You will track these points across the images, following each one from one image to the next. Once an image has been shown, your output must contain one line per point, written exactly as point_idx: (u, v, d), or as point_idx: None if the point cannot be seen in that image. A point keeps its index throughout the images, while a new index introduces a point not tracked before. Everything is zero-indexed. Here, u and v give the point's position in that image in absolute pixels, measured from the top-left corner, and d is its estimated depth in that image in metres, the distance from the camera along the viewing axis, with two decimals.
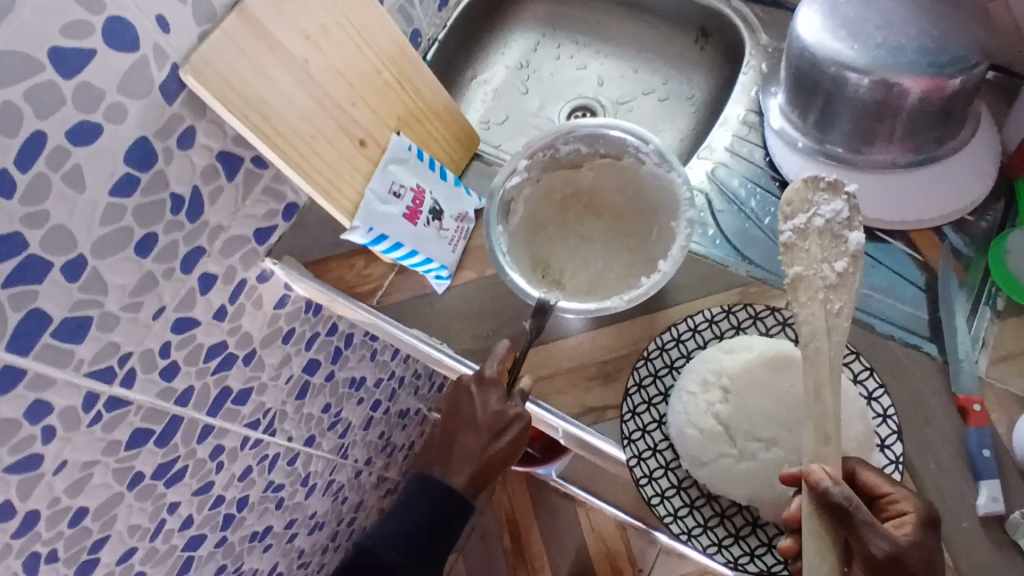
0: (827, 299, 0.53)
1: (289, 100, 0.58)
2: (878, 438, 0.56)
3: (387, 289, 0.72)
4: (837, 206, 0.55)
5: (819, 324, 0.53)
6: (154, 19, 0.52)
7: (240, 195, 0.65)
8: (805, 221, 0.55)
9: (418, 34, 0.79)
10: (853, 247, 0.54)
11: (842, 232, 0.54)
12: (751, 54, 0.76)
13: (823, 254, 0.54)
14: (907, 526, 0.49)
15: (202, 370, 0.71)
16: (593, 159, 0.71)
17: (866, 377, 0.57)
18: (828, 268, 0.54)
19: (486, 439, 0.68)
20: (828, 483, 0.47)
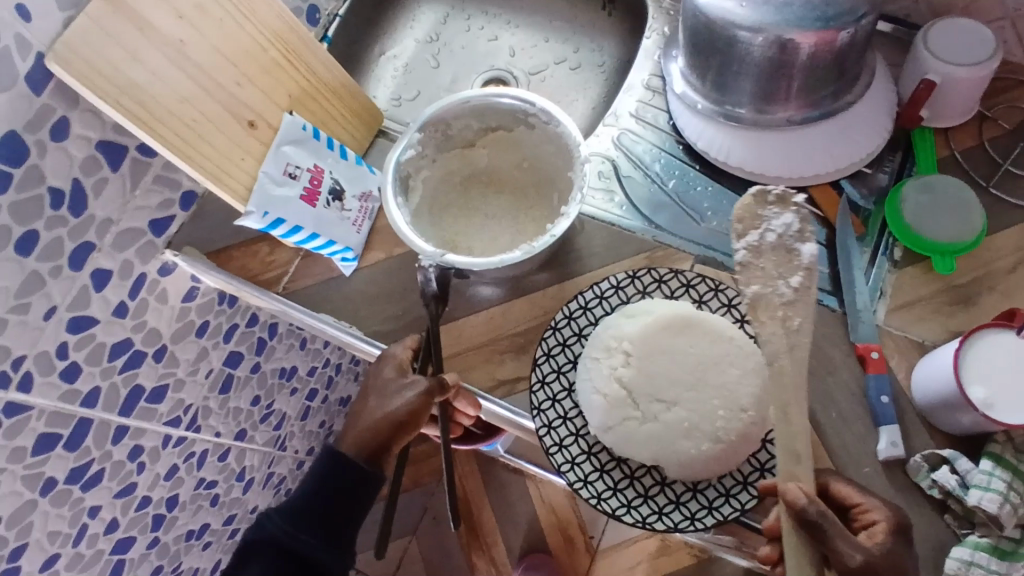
0: (786, 316, 0.55)
1: (167, 84, 0.56)
2: None
3: (292, 276, 0.71)
4: (787, 219, 0.57)
5: (780, 342, 0.54)
6: (12, 9, 0.50)
7: (129, 185, 0.63)
8: (757, 238, 0.57)
9: (315, 10, 0.77)
10: (806, 260, 0.56)
11: (794, 244, 0.57)
12: (654, 18, 0.76)
13: (778, 270, 0.56)
14: (879, 535, 0.50)
15: (108, 370, 0.68)
16: (485, 136, 0.73)
17: None
18: (784, 285, 0.56)
19: (391, 409, 0.62)
20: (804, 501, 0.48)
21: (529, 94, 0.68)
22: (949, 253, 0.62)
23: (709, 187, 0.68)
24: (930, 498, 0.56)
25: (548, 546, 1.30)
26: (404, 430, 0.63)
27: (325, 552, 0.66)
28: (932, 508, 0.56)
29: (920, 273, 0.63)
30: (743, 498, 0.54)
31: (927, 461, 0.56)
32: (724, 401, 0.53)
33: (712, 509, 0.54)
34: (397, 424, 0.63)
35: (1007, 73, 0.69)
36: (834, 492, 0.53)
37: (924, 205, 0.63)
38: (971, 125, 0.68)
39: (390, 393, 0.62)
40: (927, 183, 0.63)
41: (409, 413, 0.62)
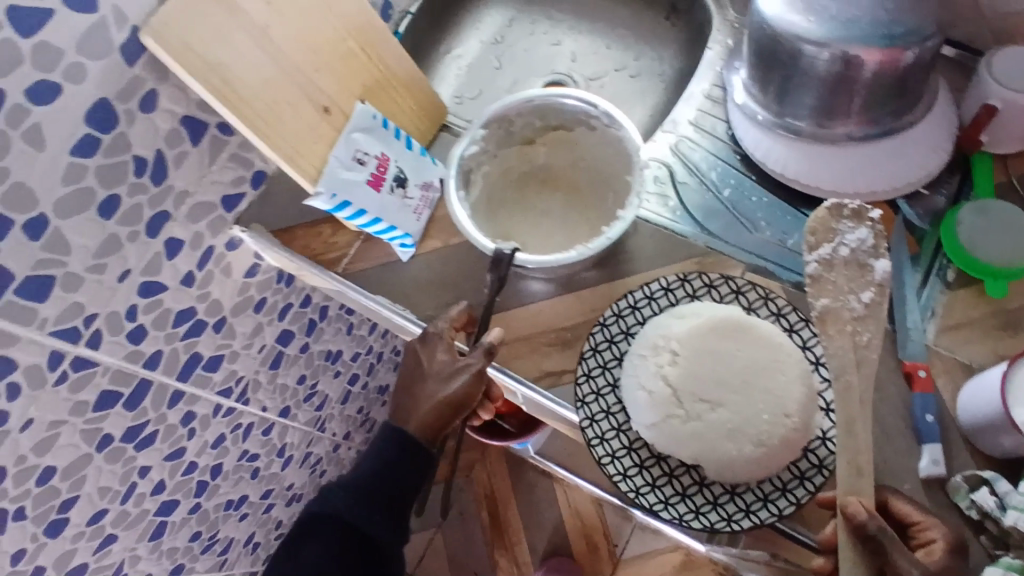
0: (855, 332, 0.57)
1: (251, 65, 0.59)
2: (822, 402, 0.58)
3: (352, 257, 0.74)
4: (862, 234, 0.58)
5: (847, 357, 0.56)
6: None
7: (206, 161, 0.66)
8: (831, 252, 0.58)
9: (388, 6, 0.80)
10: (878, 276, 0.57)
11: (867, 260, 0.58)
12: (718, 29, 0.77)
13: (849, 285, 0.58)
14: (936, 554, 0.51)
15: (171, 335, 0.72)
16: (546, 134, 0.75)
17: (814, 344, 0.59)
18: (855, 299, 0.57)
19: (445, 392, 0.67)
20: (863, 515, 0.51)
21: (594, 96, 0.69)
22: (1003, 276, 0.61)
23: (765, 198, 0.69)
24: (968, 519, 0.55)
25: (571, 550, 1.31)
26: (458, 410, 0.68)
27: (383, 527, 0.75)
28: (969, 529, 0.55)
29: (972, 296, 0.63)
30: (780, 504, 0.55)
31: (967, 482, 0.56)
32: (770, 407, 0.54)
33: (749, 512, 0.55)
34: (453, 404, 0.67)
35: None
36: (893, 509, 0.55)
37: (978, 227, 0.63)
38: None
39: (443, 378, 0.66)
40: (983, 207, 0.63)
41: (462, 397, 0.66)
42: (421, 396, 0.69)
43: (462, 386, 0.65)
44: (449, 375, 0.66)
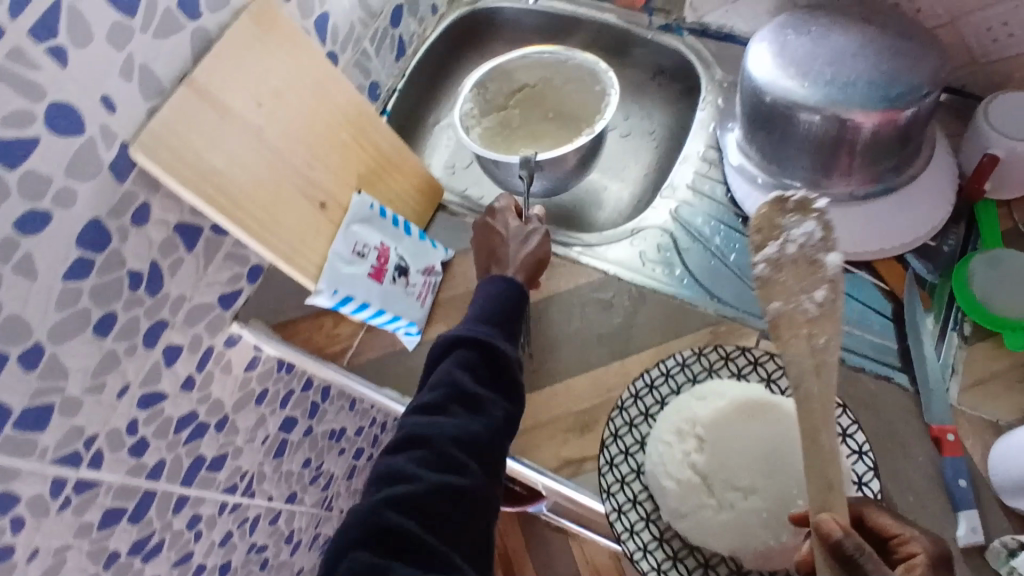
0: (812, 334, 0.49)
1: (244, 168, 0.57)
2: (855, 476, 0.56)
3: (356, 349, 0.72)
4: (808, 228, 0.52)
5: (806, 363, 0.49)
6: (99, 100, 0.51)
7: (202, 264, 0.65)
8: (777, 252, 0.52)
9: (376, 85, 0.80)
10: (831, 271, 0.50)
11: (817, 255, 0.51)
12: (706, 90, 0.78)
13: (800, 285, 0.51)
14: (918, 569, 0.46)
15: (173, 442, 0.69)
16: (516, 97, 0.86)
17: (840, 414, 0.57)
18: (807, 300, 0.50)
19: (522, 261, 0.65)
20: (839, 534, 0.44)
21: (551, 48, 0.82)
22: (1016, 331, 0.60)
23: None
24: None
25: None
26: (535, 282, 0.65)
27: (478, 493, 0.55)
28: None
29: (991, 350, 0.62)
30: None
31: (1007, 546, 0.53)
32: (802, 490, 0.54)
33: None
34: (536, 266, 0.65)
35: None
36: (871, 523, 0.50)
37: (987, 280, 0.62)
38: None
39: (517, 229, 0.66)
40: (992, 259, 0.63)
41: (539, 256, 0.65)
42: (504, 261, 0.65)
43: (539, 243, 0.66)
44: (522, 238, 0.66)
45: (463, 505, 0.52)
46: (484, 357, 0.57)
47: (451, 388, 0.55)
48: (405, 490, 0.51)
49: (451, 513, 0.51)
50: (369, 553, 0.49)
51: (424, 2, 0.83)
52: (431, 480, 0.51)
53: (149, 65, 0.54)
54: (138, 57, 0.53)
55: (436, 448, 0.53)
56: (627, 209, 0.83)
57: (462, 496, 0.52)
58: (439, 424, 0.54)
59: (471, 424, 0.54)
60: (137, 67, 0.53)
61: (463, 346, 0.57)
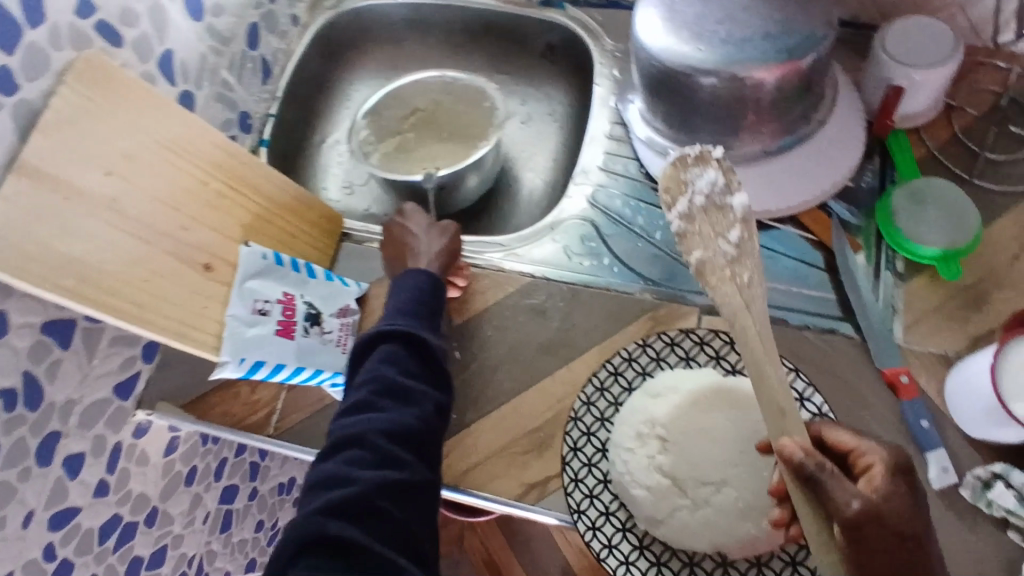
0: (736, 275, 0.47)
1: (109, 249, 0.50)
2: None
3: (282, 412, 0.66)
4: (711, 176, 0.48)
5: (735, 301, 0.47)
6: None
7: (85, 358, 0.57)
8: (687, 204, 0.49)
9: (247, 115, 0.72)
10: (741, 211, 0.47)
11: (724, 200, 0.48)
12: (600, 63, 0.74)
13: (715, 231, 0.48)
14: (877, 480, 0.44)
15: (101, 554, 0.62)
16: (409, 121, 0.81)
17: (794, 380, 0.56)
18: (724, 243, 0.47)
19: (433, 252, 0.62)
20: (801, 455, 0.42)
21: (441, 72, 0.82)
22: (950, 262, 0.60)
23: None
24: (991, 518, 0.53)
25: None
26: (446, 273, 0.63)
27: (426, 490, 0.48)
28: (995, 527, 0.53)
29: (926, 282, 0.61)
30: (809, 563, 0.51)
31: (980, 479, 0.54)
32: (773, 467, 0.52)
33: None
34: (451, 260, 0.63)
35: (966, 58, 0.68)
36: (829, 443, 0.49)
37: (914, 215, 0.61)
38: (941, 119, 0.67)
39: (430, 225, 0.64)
40: (915, 192, 0.62)
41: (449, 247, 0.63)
42: (418, 256, 0.62)
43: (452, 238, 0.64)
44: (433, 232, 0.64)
45: (408, 506, 0.45)
46: (412, 350, 0.53)
47: (380, 383, 0.50)
48: (340, 493, 0.44)
49: (397, 515, 0.44)
50: (311, 566, 0.41)
51: (282, 15, 0.76)
52: (369, 478, 0.45)
53: None
54: None
55: (370, 446, 0.47)
56: (543, 199, 0.79)
57: (405, 497, 0.46)
58: (368, 420, 0.48)
59: (405, 417, 0.49)
60: None
61: (388, 340, 0.53)
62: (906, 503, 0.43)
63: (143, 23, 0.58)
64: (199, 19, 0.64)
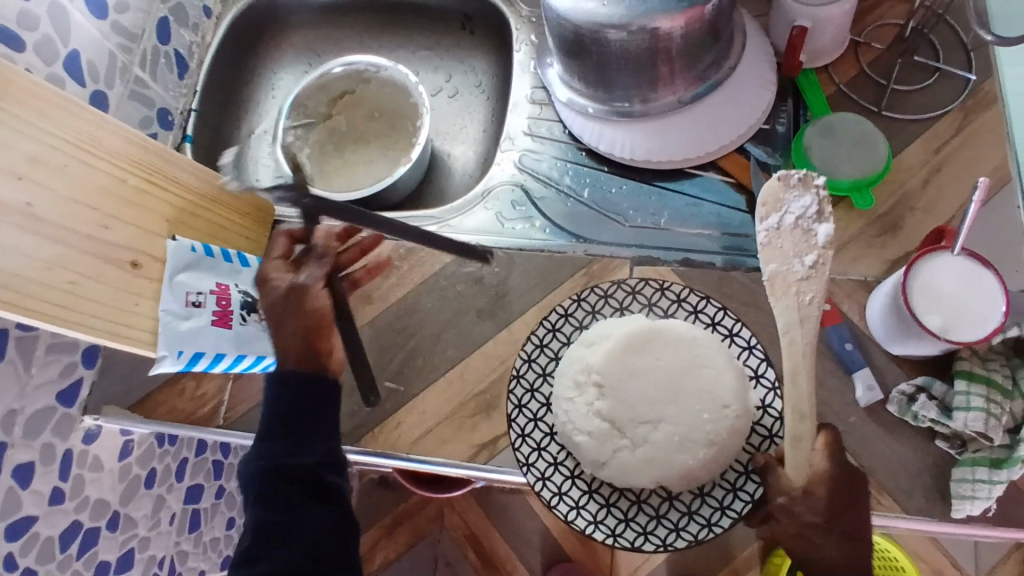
0: (801, 291, 0.51)
1: (27, 255, 0.49)
2: (751, 371, 0.55)
3: (229, 402, 0.67)
4: (806, 202, 0.52)
5: (791, 315, 0.52)
6: None
7: (21, 367, 0.57)
8: (778, 221, 0.52)
9: (166, 112, 0.72)
10: (822, 241, 0.51)
11: (812, 227, 0.52)
12: (518, 29, 0.75)
13: (795, 250, 0.52)
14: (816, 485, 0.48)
15: (65, 561, 0.62)
16: (337, 105, 0.81)
17: (722, 317, 0.57)
18: (798, 263, 0.52)
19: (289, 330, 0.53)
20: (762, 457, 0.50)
21: (356, 56, 0.79)
22: (862, 186, 0.62)
23: (624, 185, 0.68)
24: (918, 429, 0.56)
25: (567, 554, 1.28)
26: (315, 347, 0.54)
27: None
28: (923, 438, 0.56)
29: (844, 214, 0.63)
30: (749, 488, 0.52)
31: (905, 394, 0.57)
32: (707, 404, 0.53)
33: (725, 509, 0.52)
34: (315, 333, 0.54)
35: None
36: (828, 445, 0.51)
37: (825, 147, 0.63)
38: (848, 57, 0.69)
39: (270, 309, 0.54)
40: (826, 126, 0.64)
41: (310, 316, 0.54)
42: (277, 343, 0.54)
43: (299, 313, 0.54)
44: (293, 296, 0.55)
45: None
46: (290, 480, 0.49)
47: (256, 531, 0.48)
48: None
49: None
50: None
51: (192, 7, 0.74)
52: None
53: None
54: None
55: None
56: (476, 170, 0.79)
57: None
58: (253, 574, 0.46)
59: (287, 559, 0.46)
60: None
61: (261, 477, 0.49)
62: (839, 498, 0.48)
63: (43, 25, 0.57)
64: (103, 17, 0.63)
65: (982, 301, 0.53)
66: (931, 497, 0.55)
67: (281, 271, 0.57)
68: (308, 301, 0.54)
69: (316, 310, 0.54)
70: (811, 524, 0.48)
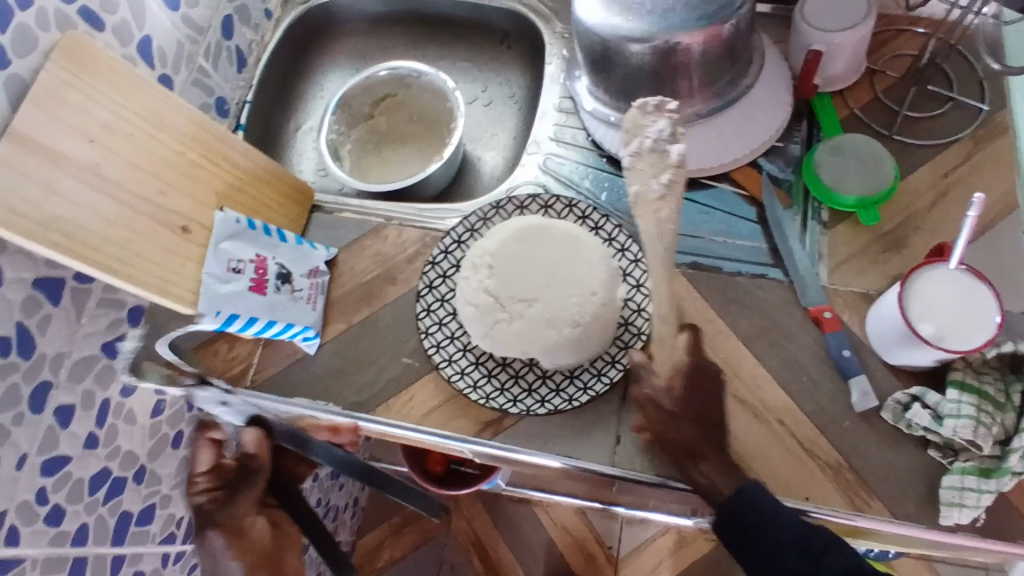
0: (659, 209, 0.55)
1: (91, 209, 0.55)
2: (632, 280, 0.64)
3: (257, 367, 0.68)
4: (661, 125, 0.56)
5: (650, 231, 0.55)
6: None
7: (74, 316, 0.62)
8: (638, 147, 0.56)
9: (223, 101, 0.78)
10: (674, 159, 0.55)
11: (666, 148, 0.56)
12: (551, 43, 0.80)
13: (653, 170, 0.55)
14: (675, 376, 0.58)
15: (91, 504, 0.67)
16: (379, 106, 0.87)
17: (616, 234, 0.65)
18: (654, 181, 0.55)
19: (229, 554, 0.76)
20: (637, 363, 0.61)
21: (399, 62, 0.84)
22: (868, 203, 0.65)
23: None
24: (912, 438, 0.58)
25: (571, 568, 1.29)
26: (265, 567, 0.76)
27: None
28: (915, 445, 0.58)
29: (849, 230, 0.66)
30: (611, 373, 0.61)
31: (900, 402, 0.59)
32: (577, 290, 0.60)
33: (587, 388, 0.61)
34: (264, 559, 0.76)
35: (886, 26, 0.75)
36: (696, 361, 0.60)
37: (836, 164, 0.67)
38: (862, 83, 0.73)
39: (207, 553, 0.76)
40: (836, 146, 0.67)
41: (254, 536, 0.76)
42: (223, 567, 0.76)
43: (240, 547, 0.76)
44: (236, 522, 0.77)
45: None
46: None
47: None
48: None
49: None
50: None
51: (255, 8, 0.81)
52: None
53: None
54: None
55: None
56: (503, 173, 0.85)
57: None
58: None
59: None
60: None
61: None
62: (694, 388, 0.58)
63: (121, 9, 0.64)
64: (176, 9, 0.70)
65: (976, 310, 0.56)
66: (919, 505, 0.57)
67: (208, 489, 0.78)
68: (245, 528, 0.77)
69: (254, 534, 0.76)
70: (670, 413, 0.58)
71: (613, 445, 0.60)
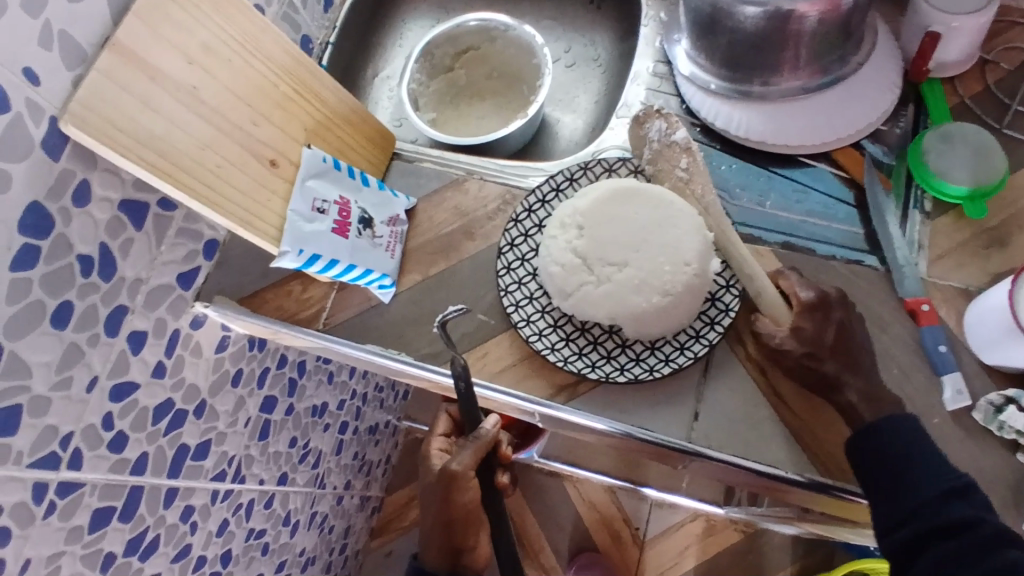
0: (697, 188, 0.62)
1: (185, 130, 0.53)
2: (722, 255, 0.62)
3: (331, 310, 0.69)
4: (658, 126, 0.64)
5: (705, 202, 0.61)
6: (19, 70, 0.45)
7: (154, 242, 0.59)
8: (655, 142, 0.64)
9: (308, 40, 0.76)
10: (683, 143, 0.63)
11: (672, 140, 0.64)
12: (649, 6, 0.77)
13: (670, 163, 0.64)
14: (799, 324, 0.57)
15: (153, 433, 0.64)
16: (461, 58, 0.85)
17: None
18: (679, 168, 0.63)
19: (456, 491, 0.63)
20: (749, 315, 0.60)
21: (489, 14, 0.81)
22: (1002, 187, 0.63)
23: (734, 164, 0.69)
24: (1002, 440, 0.56)
25: (595, 545, 1.28)
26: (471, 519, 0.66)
27: None
28: (1006, 450, 0.56)
29: (951, 223, 0.64)
30: (695, 348, 0.59)
31: (993, 403, 0.56)
32: (670, 258, 0.58)
33: (669, 360, 0.60)
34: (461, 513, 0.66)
35: (1001, 16, 0.71)
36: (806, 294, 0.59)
37: (944, 154, 0.64)
38: (974, 72, 0.69)
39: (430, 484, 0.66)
40: (945, 133, 0.64)
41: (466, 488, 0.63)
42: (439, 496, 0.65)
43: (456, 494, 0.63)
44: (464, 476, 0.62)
45: None
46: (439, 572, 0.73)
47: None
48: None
49: None
50: None
51: None
52: None
53: (71, 31, 0.48)
54: (56, 22, 0.47)
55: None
56: (582, 138, 0.83)
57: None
58: None
59: None
60: (56, 35, 0.47)
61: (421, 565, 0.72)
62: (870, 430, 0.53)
63: None
64: None
65: None
66: (1008, 511, 0.55)
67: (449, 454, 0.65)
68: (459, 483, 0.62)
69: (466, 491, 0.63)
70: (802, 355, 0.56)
71: (690, 421, 0.59)
